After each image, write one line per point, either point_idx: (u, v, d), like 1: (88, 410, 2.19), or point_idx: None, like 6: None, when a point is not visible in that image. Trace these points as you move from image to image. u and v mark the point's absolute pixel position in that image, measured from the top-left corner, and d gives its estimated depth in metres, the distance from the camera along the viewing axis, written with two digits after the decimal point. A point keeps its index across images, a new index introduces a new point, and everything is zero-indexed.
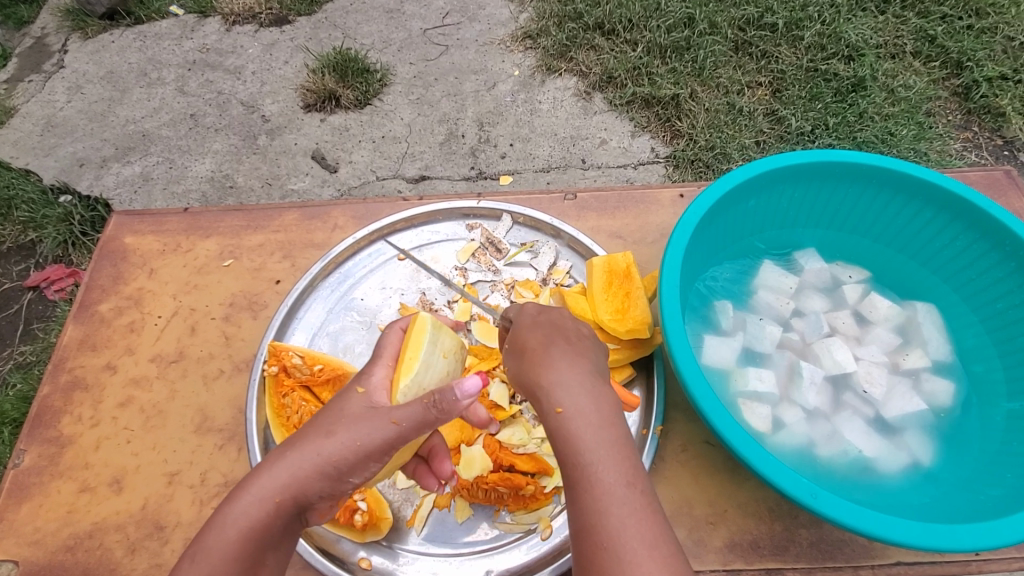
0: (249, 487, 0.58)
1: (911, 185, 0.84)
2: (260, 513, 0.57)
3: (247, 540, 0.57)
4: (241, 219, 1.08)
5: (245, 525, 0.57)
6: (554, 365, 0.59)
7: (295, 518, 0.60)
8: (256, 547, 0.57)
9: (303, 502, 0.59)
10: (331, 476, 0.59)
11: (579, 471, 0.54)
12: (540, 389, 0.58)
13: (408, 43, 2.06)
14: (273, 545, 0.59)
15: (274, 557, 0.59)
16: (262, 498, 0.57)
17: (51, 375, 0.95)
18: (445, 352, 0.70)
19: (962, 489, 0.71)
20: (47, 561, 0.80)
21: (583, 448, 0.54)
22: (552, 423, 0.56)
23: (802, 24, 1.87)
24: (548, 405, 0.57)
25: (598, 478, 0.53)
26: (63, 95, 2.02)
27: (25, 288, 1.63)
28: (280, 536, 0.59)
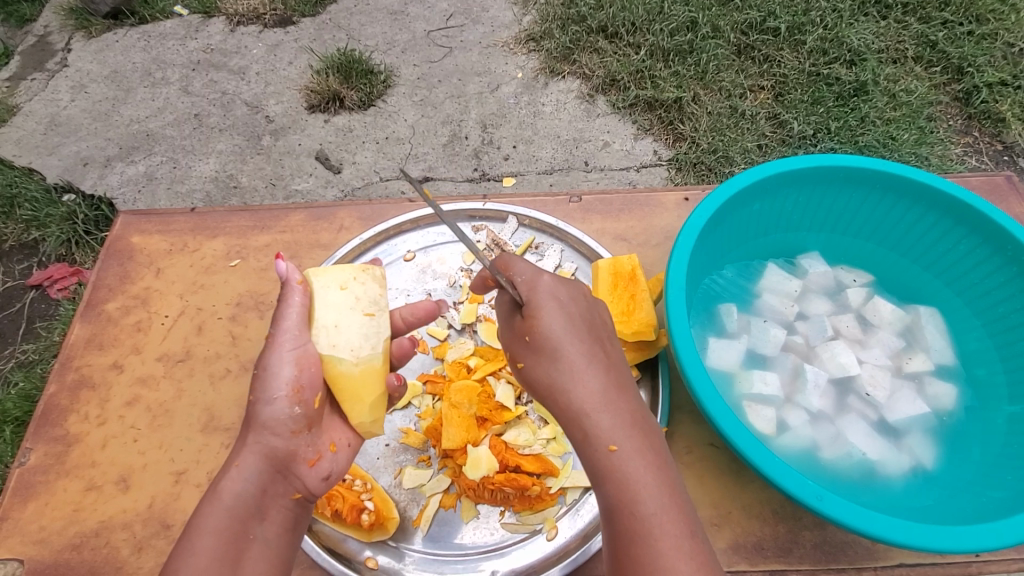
0: (223, 471, 0.67)
1: (914, 190, 0.84)
2: (229, 479, 0.66)
3: (224, 510, 0.64)
4: (248, 219, 1.08)
5: (220, 497, 0.65)
6: (605, 399, 0.62)
7: (268, 477, 0.67)
8: (237, 521, 0.64)
9: (262, 450, 0.67)
10: (262, 415, 0.68)
11: (639, 515, 0.57)
12: (588, 419, 0.61)
13: (411, 45, 2.07)
14: (256, 517, 0.65)
15: (260, 528, 0.65)
16: (228, 469, 0.67)
17: (57, 373, 0.95)
18: (340, 282, 0.73)
19: (964, 492, 0.72)
20: (52, 560, 0.81)
21: (641, 490, 0.58)
22: (607, 461, 0.59)
23: (804, 29, 1.88)
24: (602, 441, 0.60)
25: (657, 521, 0.56)
26: (67, 94, 2.02)
27: (28, 287, 1.63)
28: (260, 503, 0.66)
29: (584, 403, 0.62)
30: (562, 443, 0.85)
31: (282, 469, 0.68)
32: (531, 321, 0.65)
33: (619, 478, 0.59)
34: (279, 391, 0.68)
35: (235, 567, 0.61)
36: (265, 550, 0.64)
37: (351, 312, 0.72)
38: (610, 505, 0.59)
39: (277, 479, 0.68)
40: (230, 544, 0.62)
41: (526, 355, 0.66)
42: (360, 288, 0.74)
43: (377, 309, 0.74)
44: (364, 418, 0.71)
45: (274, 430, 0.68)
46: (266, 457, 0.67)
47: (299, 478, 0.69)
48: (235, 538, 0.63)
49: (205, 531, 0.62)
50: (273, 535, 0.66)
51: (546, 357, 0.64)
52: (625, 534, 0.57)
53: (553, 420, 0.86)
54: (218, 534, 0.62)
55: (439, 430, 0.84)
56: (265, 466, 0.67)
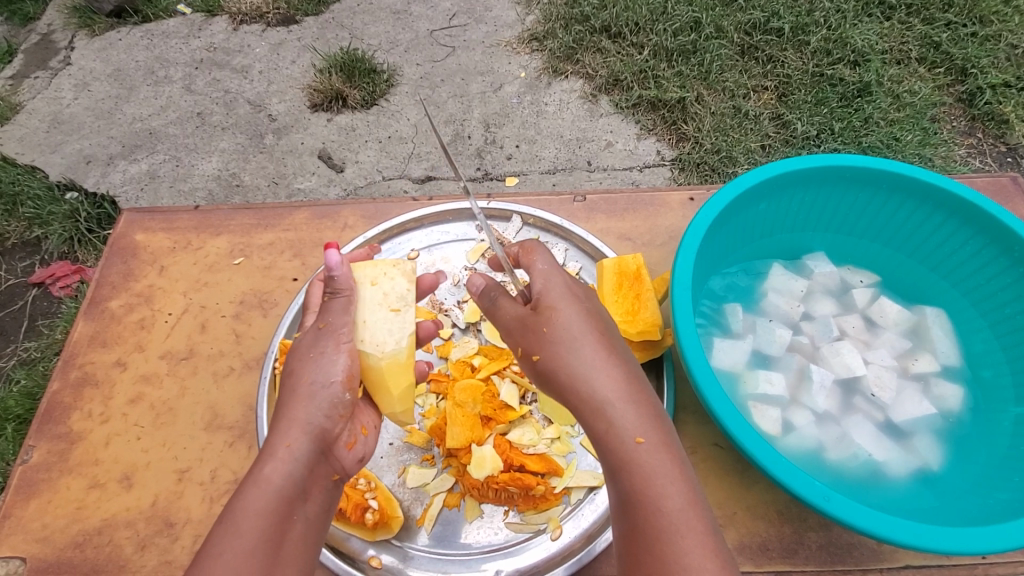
0: (265, 453, 0.64)
1: (921, 190, 0.84)
2: (277, 460, 0.63)
3: (272, 491, 0.61)
4: (252, 217, 1.08)
5: (267, 477, 0.62)
6: (627, 392, 0.62)
7: (315, 459, 0.66)
8: (284, 500, 0.61)
9: (314, 431, 0.66)
10: (315, 396, 0.68)
11: (665, 510, 0.57)
12: (608, 411, 0.61)
13: (414, 44, 2.07)
14: (299, 498, 0.63)
15: (303, 510, 0.63)
16: (275, 449, 0.64)
17: (61, 370, 0.95)
18: (372, 278, 0.76)
19: (971, 493, 0.71)
20: (55, 557, 0.81)
21: (665, 485, 0.58)
22: (632, 454, 0.59)
23: (808, 29, 1.88)
24: (629, 433, 0.60)
25: (684, 517, 0.56)
26: (70, 92, 2.02)
27: (30, 285, 1.63)
28: (305, 485, 0.64)
29: (607, 393, 0.62)
30: (566, 443, 0.84)
31: (325, 451, 0.68)
32: (550, 313, 0.65)
33: (644, 473, 0.58)
34: (337, 376, 0.69)
35: (280, 549, 0.58)
36: (305, 534, 0.62)
37: (379, 308, 0.74)
38: (633, 501, 0.58)
39: (320, 462, 0.67)
40: (277, 526, 0.59)
41: (547, 345, 0.64)
42: (389, 284, 0.76)
43: (404, 305, 0.75)
44: (394, 409, 0.75)
45: (326, 412, 0.68)
46: (319, 439, 0.66)
47: (338, 460, 0.70)
48: (282, 521, 0.60)
49: (252, 512, 0.59)
50: (311, 518, 0.64)
51: (567, 346, 0.64)
52: (651, 530, 0.56)
53: (558, 421, 0.86)
54: (267, 515, 0.59)
55: (444, 429, 0.84)
56: (315, 448, 0.66)
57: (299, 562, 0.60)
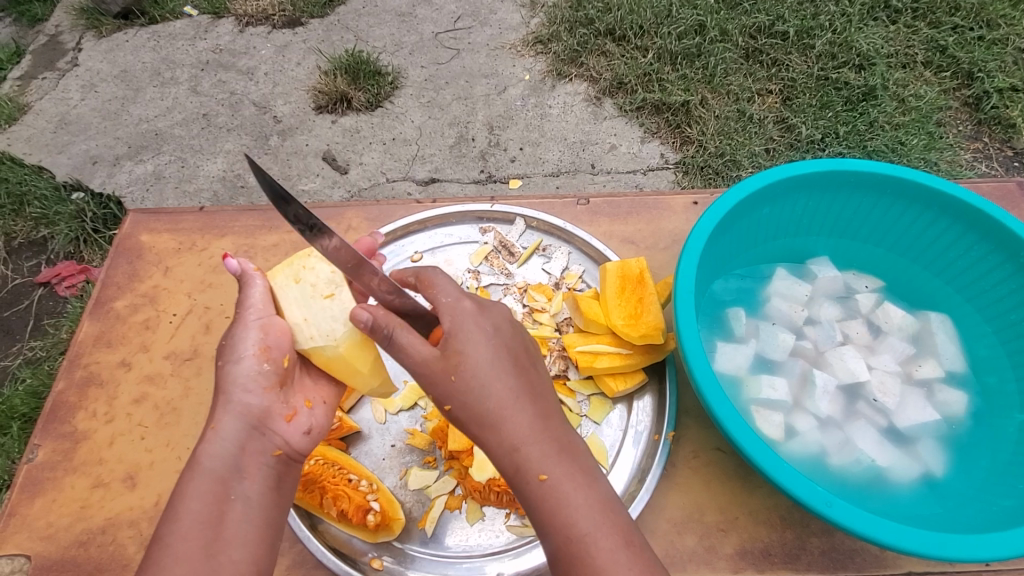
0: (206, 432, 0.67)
1: (925, 195, 0.84)
2: (207, 444, 0.66)
3: (204, 472, 0.63)
4: (257, 218, 1.09)
5: (199, 461, 0.64)
6: (532, 430, 0.63)
7: (245, 434, 0.67)
8: (218, 481, 0.64)
9: (236, 410, 0.67)
10: (228, 374, 0.69)
11: (573, 537, 0.58)
12: (508, 459, 0.62)
13: (419, 46, 2.08)
14: (236, 476, 0.65)
15: (242, 487, 0.64)
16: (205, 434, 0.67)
17: (66, 370, 0.95)
18: (293, 277, 0.74)
19: (974, 500, 0.71)
20: (58, 556, 0.81)
21: (573, 512, 0.59)
22: (536, 490, 0.60)
23: (813, 33, 1.88)
24: (532, 469, 0.61)
25: (593, 540, 0.58)
26: (77, 93, 2.04)
27: (36, 284, 1.64)
28: (240, 464, 0.65)
29: (514, 437, 0.62)
30: None
31: (259, 426, 0.68)
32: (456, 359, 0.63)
33: (549, 506, 0.60)
34: (246, 351, 0.69)
35: (219, 528, 0.61)
36: (247, 511, 0.63)
37: (313, 301, 0.73)
38: (548, 533, 0.60)
39: (254, 436, 0.68)
40: (213, 505, 0.62)
41: (454, 396, 0.63)
42: (313, 275, 0.74)
43: (335, 288, 0.74)
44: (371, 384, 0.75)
45: (244, 386, 0.69)
46: (241, 416, 0.67)
47: (277, 434, 0.69)
48: (217, 500, 0.62)
49: (188, 496, 0.62)
50: (255, 493, 0.65)
51: (462, 385, 0.63)
52: (566, 557, 0.58)
53: None
54: (201, 496, 0.62)
55: (445, 431, 0.84)
56: (241, 423, 0.67)
57: (247, 539, 0.62)
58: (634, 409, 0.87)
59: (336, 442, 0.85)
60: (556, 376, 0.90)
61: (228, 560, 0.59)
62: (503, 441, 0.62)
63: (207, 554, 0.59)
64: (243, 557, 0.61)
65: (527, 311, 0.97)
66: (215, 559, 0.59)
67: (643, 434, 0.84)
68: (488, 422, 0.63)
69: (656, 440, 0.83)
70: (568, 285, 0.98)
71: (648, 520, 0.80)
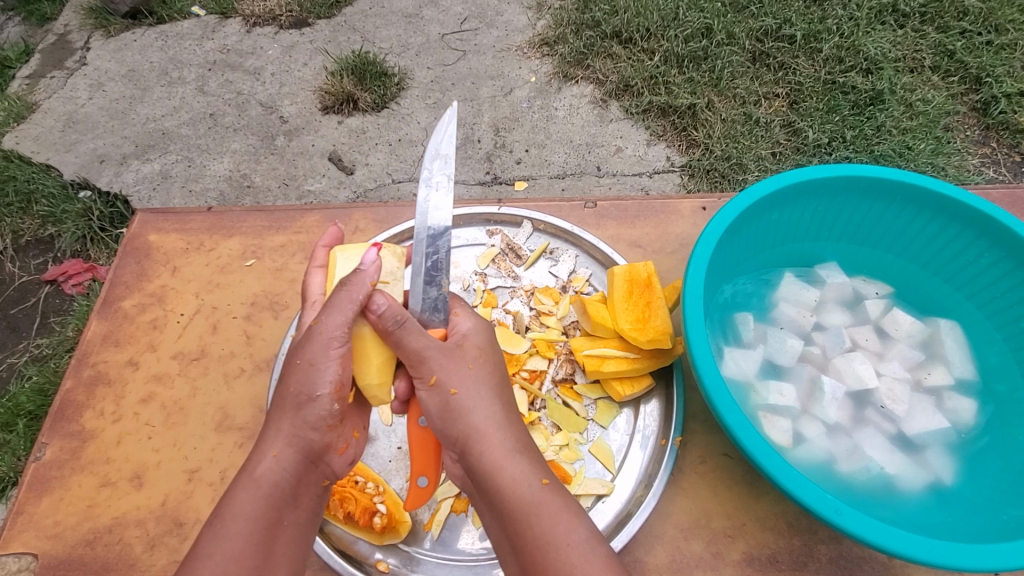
0: (258, 448, 0.65)
1: (935, 202, 0.83)
2: (266, 468, 0.64)
3: (261, 494, 0.62)
4: (264, 219, 1.09)
5: (258, 483, 0.63)
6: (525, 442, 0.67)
7: (303, 466, 0.66)
8: (273, 506, 0.63)
9: (300, 445, 0.65)
10: (300, 408, 0.65)
11: (572, 544, 0.59)
12: (501, 471, 0.64)
13: (425, 48, 2.08)
14: (290, 504, 0.64)
15: (293, 515, 0.65)
16: (264, 455, 0.64)
17: (74, 368, 0.96)
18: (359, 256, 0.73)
19: (983, 510, 0.71)
20: (66, 555, 0.81)
21: (572, 521, 0.62)
22: (538, 493, 0.63)
23: (820, 37, 1.87)
24: (534, 475, 0.64)
25: (591, 547, 0.60)
26: (85, 92, 2.04)
27: (43, 282, 1.65)
28: (295, 492, 0.65)
29: (507, 447, 0.65)
30: (575, 450, 0.84)
31: (314, 460, 0.67)
32: (474, 352, 0.69)
33: (550, 513, 0.61)
34: (322, 390, 0.65)
35: (270, 552, 0.60)
36: (297, 537, 0.64)
37: None
38: (537, 543, 0.60)
39: (310, 469, 0.67)
40: (265, 529, 0.61)
41: (466, 381, 0.67)
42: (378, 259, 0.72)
43: (393, 280, 0.72)
44: (370, 380, 0.69)
45: (312, 425, 0.65)
46: (304, 453, 0.65)
47: (328, 466, 0.69)
48: (270, 526, 0.62)
49: (242, 516, 0.61)
50: (302, 519, 0.66)
51: (478, 376, 0.68)
52: (561, 566, 0.58)
53: (567, 427, 0.86)
54: (255, 519, 0.61)
55: None
56: (301, 459, 0.65)
57: (291, 561, 0.62)
58: (641, 413, 0.87)
59: None
60: (563, 380, 0.90)
61: None
62: (508, 440, 0.66)
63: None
64: None
65: (534, 313, 0.97)
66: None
67: (649, 440, 0.84)
68: (501, 423, 0.67)
69: (662, 446, 0.83)
70: (575, 288, 0.98)
71: (655, 525, 0.80)
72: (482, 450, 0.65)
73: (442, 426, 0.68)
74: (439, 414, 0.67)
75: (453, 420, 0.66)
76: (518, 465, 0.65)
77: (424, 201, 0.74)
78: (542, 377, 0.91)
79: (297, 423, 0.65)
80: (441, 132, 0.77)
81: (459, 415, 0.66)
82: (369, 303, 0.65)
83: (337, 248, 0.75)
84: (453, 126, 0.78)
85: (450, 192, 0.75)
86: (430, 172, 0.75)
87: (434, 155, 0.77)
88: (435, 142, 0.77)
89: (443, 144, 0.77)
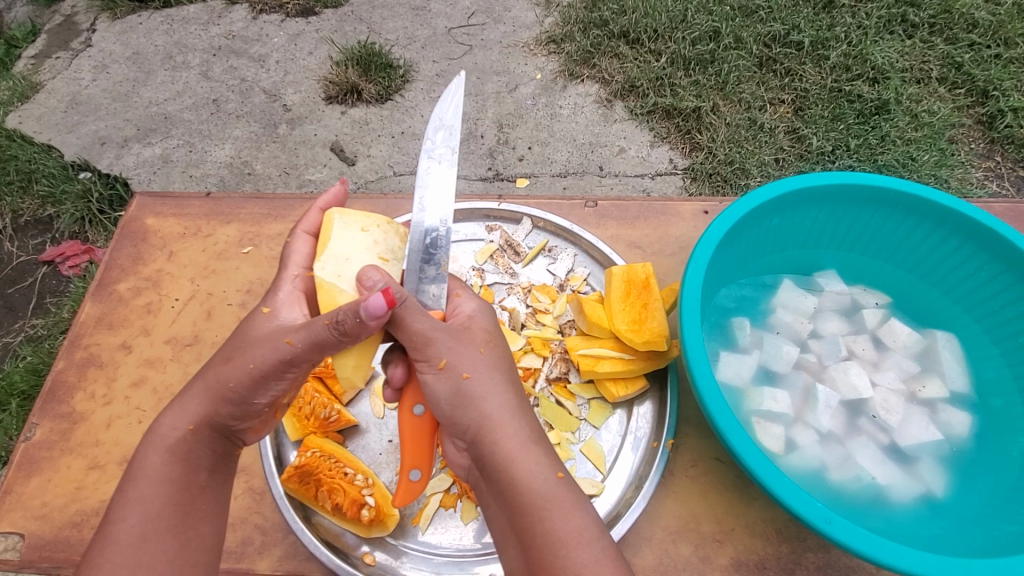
0: (164, 412, 0.68)
1: (938, 213, 0.83)
2: (179, 436, 0.66)
3: (165, 452, 0.65)
4: (263, 207, 1.08)
5: (165, 445, 0.65)
6: (535, 434, 0.66)
7: (213, 439, 0.68)
8: (184, 468, 0.65)
9: (212, 425, 0.66)
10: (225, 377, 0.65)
11: (584, 543, 0.59)
12: (516, 462, 0.63)
13: (431, 41, 2.07)
14: (205, 466, 0.67)
15: (209, 478, 0.67)
16: (177, 424, 0.66)
17: (66, 350, 0.95)
18: (362, 225, 0.73)
19: (973, 524, 0.71)
20: (52, 536, 0.81)
21: (580, 519, 0.61)
22: (553, 487, 0.62)
23: (828, 44, 1.87)
24: (550, 469, 0.63)
25: (599, 545, 0.59)
26: (89, 73, 2.03)
27: (40, 263, 1.64)
28: (211, 457, 0.68)
29: (520, 438, 0.64)
30: (566, 450, 0.84)
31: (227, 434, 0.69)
32: (484, 336, 0.69)
33: (564, 508, 0.61)
34: (259, 399, 0.66)
35: (187, 512, 0.64)
36: (216, 495, 0.67)
37: (367, 253, 0.71)
38: (546, 540, 0.59)
39: (226, 443, 0.69)
40: (181, 490, 0.64)
41: (479, 366, 0.66)
42: (380, 234, 0.73)
43: (392, 258, 0.72)
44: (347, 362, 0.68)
45: (230, 416, 0.66)
46: (215, 428, 0.67)
47: (241, 439, 0.71)
48: (183, 487, 0.64)
49: (153, 480, 0.64)
50: (218, 481, 0.68)
51: (489, 360, 0.67)
52: (570, 564, 0.57)
53: (559, 426, 0.86)
54: (170, 482, 0.64)
55: None
56: (212, 434, 0.67)
57: (213, 514, 0.66)
58: (635, 414, 0.86)
59: (333, 434, 0.85)
60: (557, 378, 0.89)
61: (197, 534, 0.63)
62: (523, 431, 0.65)
63: (177, 531, 0.62)
64: (212, 533, 0.65)
65: (530, 311, 0.96)
66: (184, 535, 0.62)
67: (642, 440, 0.84)
68: (513, 410, 0.66)
69: (655, 447, 0.83)
70: (573, 287, 0.98)
71: (644, 527, 0.80)
72: (495, 439, 0.64)
73: (451, 413, 0.66)
74: (448, 400, 0.66)
75: (464, 408, 0.65)
76: (533, 456, 0.64)
77: (424, 171, 0.75)
78: (535, 375, 0.91)
79: (219, 410, 0.66)
80: (447, 103, 0.78)
81: (471, 401, 0.65)
82: (363, 279, 0.65)
83: (334, 210, 0.74)
84: (459, 98, 0.79)
85: (452, 163, 0.75)
86: (433, 142, 0.76)
87: (438, 126, 0.77)
88: (439, 113, 0.78)
89: (448, 114, 0.78)
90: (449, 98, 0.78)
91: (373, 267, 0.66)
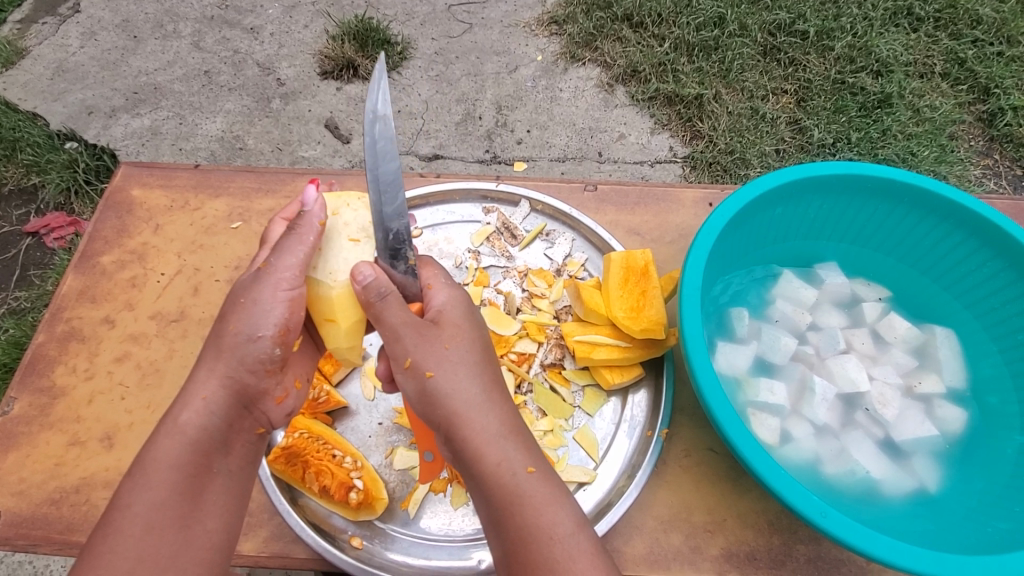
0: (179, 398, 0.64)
1: (942, 207, 0.82)
2: (194, 417, 0.63)
3: (186, 443, 0.62)
4: (253, 180, 1.05)
5: (180, 430, 0.63)
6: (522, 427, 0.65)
7: (235, 413, 0.65)
8: (200, 455, 0.63)
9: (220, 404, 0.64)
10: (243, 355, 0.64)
11: (556, 539, 0.57)
12: (484, 456, 0.61)
13: (431, 18, 2.02)
14: (219, 452, 0.64)
15: (223, 463, 0.65)
16: (190, 404, 0.63)
17: (47, 323, 0.93)
18: (333, 209, 0.71)
19: (967, 520, 0.70)
20: (30, 513, 0.79)
21: (555, 513, 0.59)
22: (524, 483, 0.60)
23: (834, 35, 1.84)
24: (519, 463, 0.61)
25: (575, 542, 0.58)
26: (76, 40, 1.97)
27: (24, 234, 1.60)
28: (222, 441, 0.65)
29: (491, 431, 0.62)
30: (558, 437, 0.84)
31: (251, 406, 0.67)
32: (452, 330, 0.66)
33: (535, 502, 0.59)
34: None
35: (197, 501, 0.61)
36: (228, 484, 0.64)
37: (340, 239, 0.69)
38: (519, 536, 0.58)
39: (243, 418, 0.66)
40: (191, 477, 0.62)
41: (444, 362, 0.63)
42: (352, 214, 0.71)
43: (364, 237, 0.70)
44: (339, 344, 0.69)
45: (250, 366, 0.65)
46: (225, 411, 0.64)
47: (264, 414, 0.69)
48: (197, 474, 0.62)
49: (164, 467, 0.61)
50: (234, 469, 0.66)
51: (456, 357, 0.64)
52: (543, 563, 0.56)
53: (552, 413, 0.85)
54: (178, 467, 0.61)
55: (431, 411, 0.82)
56: (233, 405, 0.65)
57: (222, 509, 0.63)
58: (629, 402, 0.85)
59: (322, 416, 0.83)
60: (551, 364, 0.89)
61: (202, 530, 0.61)
62: (494, 424, 0.62)
63: (182, 525, 0.60)
64: (218, 528, 0.62)
65: (526, 295, 0.95)
66: (189, 530, 0.60)
67: (636, 430, 0.83)
68: (483, 405, 0.63)
69: (649, 436, 0.82)
70: (570, 272, 0.96)
71: (636, 516, 0.79)
72: (476, 428, 0.62)
73: (424, 411, 0.65)
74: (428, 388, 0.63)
75: (437, 404, 0.63)
76: (514, 447, 0.62)
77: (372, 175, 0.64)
78: (530, 360, 0.89)
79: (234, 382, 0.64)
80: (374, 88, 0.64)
81: (451, 389, 0.63)
82: (354, 274, 0.64)
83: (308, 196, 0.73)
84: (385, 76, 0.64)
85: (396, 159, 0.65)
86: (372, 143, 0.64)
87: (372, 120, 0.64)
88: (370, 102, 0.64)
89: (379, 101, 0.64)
90: (376, 84, 0.64)
91: (367, 262, 0.65)
